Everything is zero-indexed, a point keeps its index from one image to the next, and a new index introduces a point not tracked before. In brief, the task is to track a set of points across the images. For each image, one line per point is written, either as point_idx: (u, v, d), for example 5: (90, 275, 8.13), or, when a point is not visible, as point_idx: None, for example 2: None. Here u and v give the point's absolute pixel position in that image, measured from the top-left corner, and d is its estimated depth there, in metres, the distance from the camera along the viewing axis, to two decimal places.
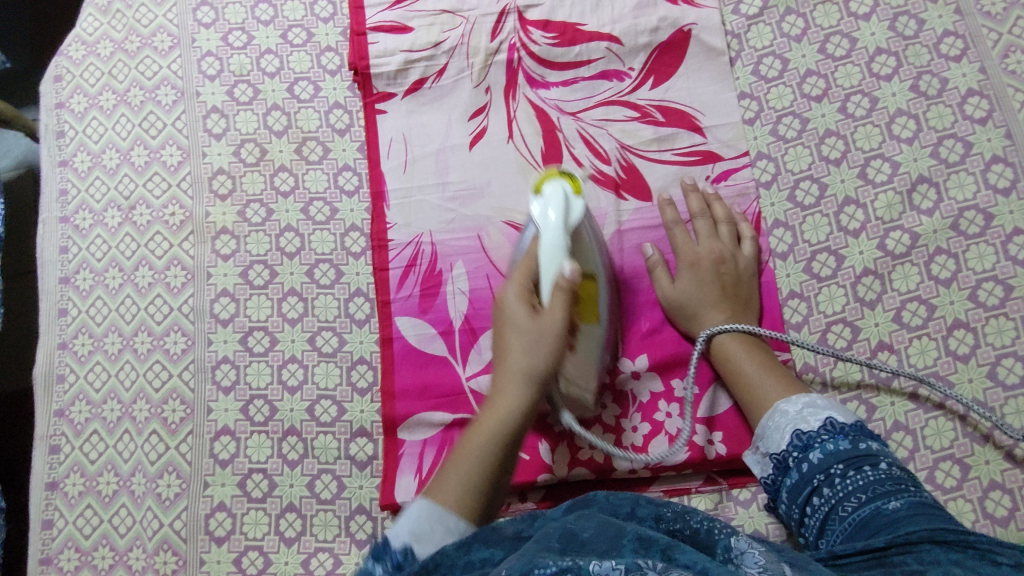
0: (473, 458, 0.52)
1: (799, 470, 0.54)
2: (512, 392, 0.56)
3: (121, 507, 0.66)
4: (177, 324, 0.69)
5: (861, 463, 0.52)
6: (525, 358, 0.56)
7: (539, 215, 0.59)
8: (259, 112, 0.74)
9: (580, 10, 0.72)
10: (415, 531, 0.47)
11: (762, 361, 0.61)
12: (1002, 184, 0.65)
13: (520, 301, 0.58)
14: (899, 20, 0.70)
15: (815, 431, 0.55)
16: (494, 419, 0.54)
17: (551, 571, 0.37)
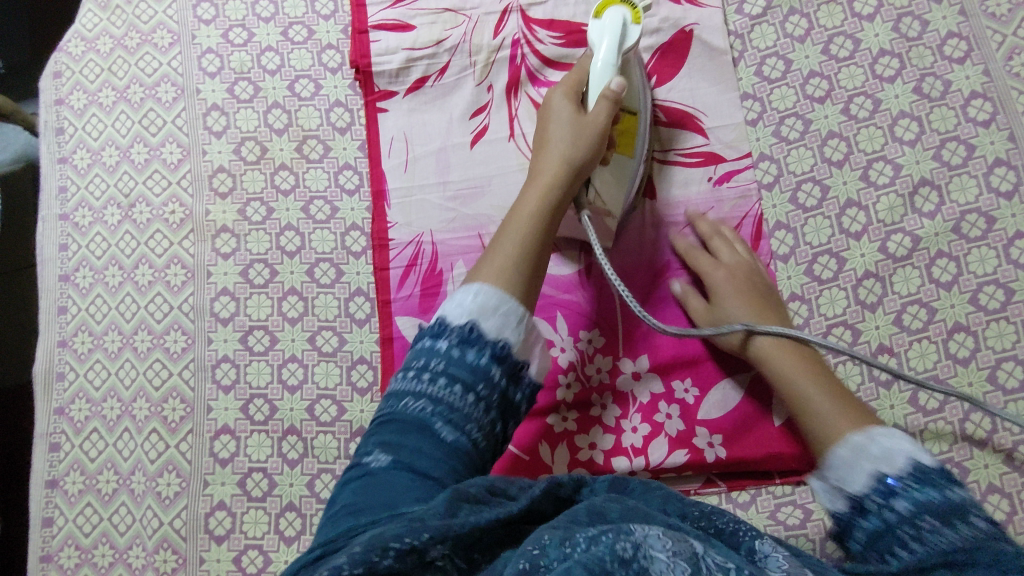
0: (514, 254, 0.55)
1: (880, 516, 0.47)
2: (554, 179, 0.59)
3: (121, 505, 0.66)
4: (176, 323, 0.69)
5: (951, 517, 0.44)
6: (566, 148, 0.60)
7: (596, 35, 0.62)
8: (260, 110, 0.73)
9: (584, 9, 0.72)
10: (475, 309, 0.52)
11: (813, 376, 0.57)
12: (1004, 188, 0.64)
13: (567, 99, 0.62)
14: (903, 21, 0.69)
15: (901, 473, 0.47)
16: (536, 202, 0.58)
17: (591, 531, 0.37)
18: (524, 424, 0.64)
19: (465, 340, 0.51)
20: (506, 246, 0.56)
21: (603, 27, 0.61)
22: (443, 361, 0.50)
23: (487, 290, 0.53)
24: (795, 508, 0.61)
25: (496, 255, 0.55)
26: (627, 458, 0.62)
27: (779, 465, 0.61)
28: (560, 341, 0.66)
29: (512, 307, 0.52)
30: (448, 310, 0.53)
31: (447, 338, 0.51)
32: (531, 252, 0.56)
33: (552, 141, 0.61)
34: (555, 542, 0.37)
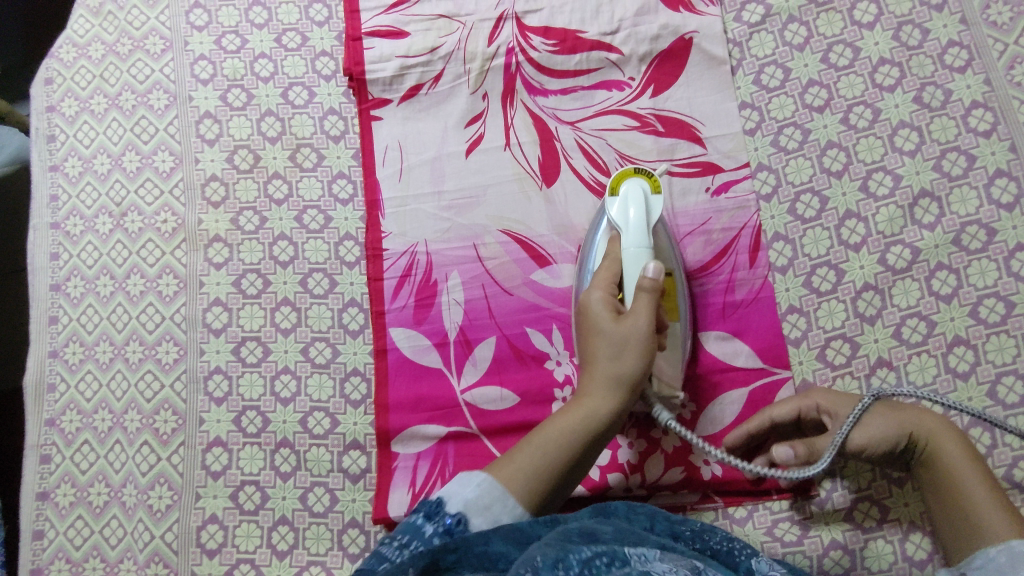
0: (549, 465, 0.51)
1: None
2: (598, 397, 0.54)
3: (112, 518, 0.65)
4: (168, 333, 0.69)
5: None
6: (611, 365, 0.55)
7: (618, 212, 0.61)
8: (253, 118, 0.73)
9: (581, 16, 0.71)
10: (471, 499, 0.49)
11: (962, 465, 0.54)
12: (1005, 199, 0.64)
13: (605, 301, 0.57)
14: (903, 29, 0.68)
15: None
16: (576, 420, 0.53)
17: (586, 554, 0.39)
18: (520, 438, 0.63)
19: (449, 530, 0.48)
20: (535, 454, 0.52)
21: (627, 212, 0.60)
22: (418, 542, 0.47)
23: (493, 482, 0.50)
24: (791, 524, 0.60)
25: (523, 450, 0.52)
26: (623, 474, 0.62)
27: (777, 481, 0.60)
28: (556, 355, 0.65)
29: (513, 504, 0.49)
30: (451, 492, 0.49)
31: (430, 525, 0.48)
32: (565, 454, 0.52)
33: (594, 362, 0.56)
34: (550, 563, 0.38)
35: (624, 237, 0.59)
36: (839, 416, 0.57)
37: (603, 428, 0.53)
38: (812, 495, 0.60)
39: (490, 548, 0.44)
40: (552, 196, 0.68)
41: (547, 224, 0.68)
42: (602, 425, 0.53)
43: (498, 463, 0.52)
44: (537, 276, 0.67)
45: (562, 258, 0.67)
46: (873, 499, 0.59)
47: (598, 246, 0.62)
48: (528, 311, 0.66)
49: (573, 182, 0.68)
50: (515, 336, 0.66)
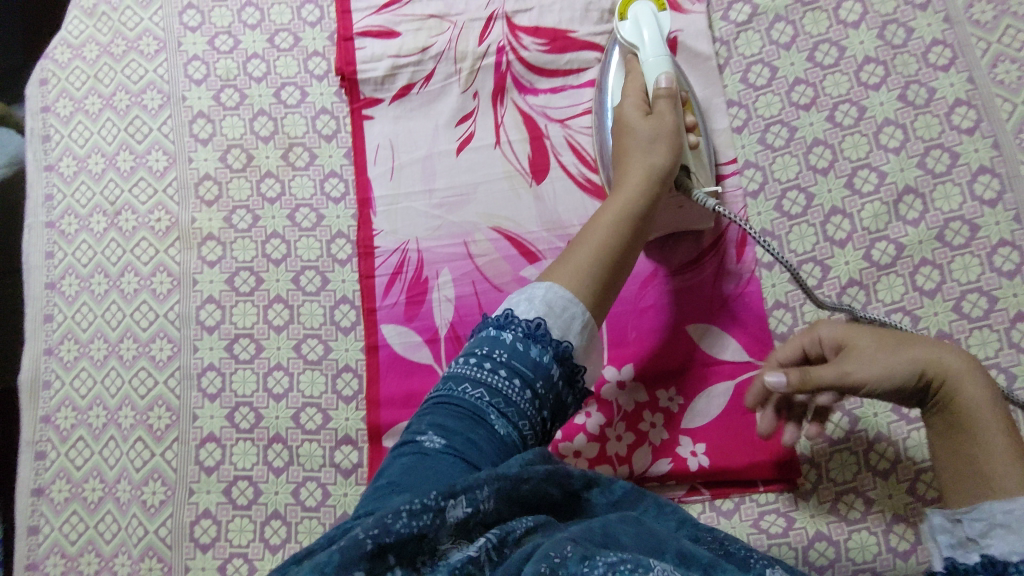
0: (591, 262, 0.55)
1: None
2: (636, 189, 0.58)
3: (107, 513, 0.66)
4: (162, 330, 0.69)
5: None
6: (645, 159, 0.59)
7: (630, 29, 0.65)
8: (246, 117, 0.73)
9: (570, 16, 0.72)
10: (545, 308, 0.52)
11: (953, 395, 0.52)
12: (988, 195, 0.64)
13: (633, 106, 0.62)
14: (888, 29, 0.69)
15: None
16: (615, 214, 0.57)
17: (612, 559, 0.38)
18: None
19: (530, 335, 0.50)
20: (583, 252, 0.55)
21: (638, 23, 0.65)
22: (505, 352, 0.50)
23: (558, 290, 0.53)
24: (778, 516, 0.61)
25: (580, 250, 0.55)
26: (611, 467, 0.63)
27: (763, 473, 0.61)
28: None
29: (579, 309, 0.53)
30: (518, 305, 0.52)
31: (512, 330, 0.51)
32: (609, 249, 0.56)
33: (627, 159, 0.60)
34: (576, 558, 0.37)
35: (640, 51, 0.64)
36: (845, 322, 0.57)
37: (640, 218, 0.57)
38: (798, 486, 0.61)
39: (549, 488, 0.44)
40: (541, 193, 0.69)
41: (536, 221, 0.68)
42: (640, 215, 0.57)
43: (554, 268, 0.55)
44: (526, 272, 0.67)
45: (551, 253, 0.68)
46: (859, 491, 0.60)
47: (613, 78, 0.67)
48: None
49: (562, 179, 0.69)
50: None
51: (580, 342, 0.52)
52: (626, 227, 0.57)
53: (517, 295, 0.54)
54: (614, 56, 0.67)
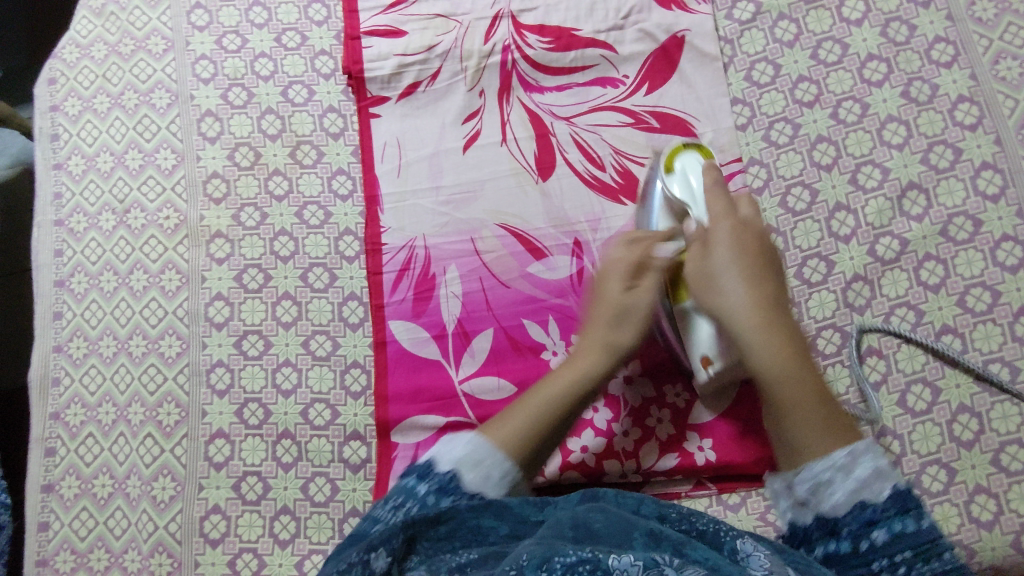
0: (527, 430, 0.51)
1: (851, 536, 0.49)
2: (591, 359, 0.56)
3: (116, 509, 0.66)
4: (171, 327, 0.70)
5: (926, 551, 0.48)
6: (609, 335, 0.57)
7: (679, 187, 0.61)
8: (253, 116, 0.74)
9: (575, 15, 0.73)
10: (463, 457, 0.49)
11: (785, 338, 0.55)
12: (991, 191, 0.65)
13: (619, 275, 0.58)
14: (891, 26, 0.70)
15: (882, 503, 0.49)
16: (557, 389, 0.54)
17: (570, 559, 0.40)
18: None
19: (443, 488, 0.48)
20: (517, 418, 0.52)
21: (688, 179, 0.61)
22: (414, 504, 0.47)
23: (487, 445, 0.49)
24: None
25: (517, 409, 0.53)
26: (619, 462, 0.63)
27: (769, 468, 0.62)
28: (552, 345, 0.66)
29: (504, 460, 0.49)
30: (442, 449, 0.51)
31: (428, 483, 0.48)
32: (540, 423, 0.52)
33: (591, 329, 0.58)
34: (535, 564, 0.40)
35: (691, 207, 0.60)
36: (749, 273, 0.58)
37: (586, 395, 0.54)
38: None
39: (482, 522, 0.47)
40: (547, 190, 0.69)
41: (542, 217, 0.69)
42: (587, 392, 0.54)
43: (490, 424, 0.52)
44: (534, 268, 0.68)
45: (557, 250, 0.68)
46: None
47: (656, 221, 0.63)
48: (525, 304, 0.67)
49: (568, 176, 0.69)
50: (513, 328, 0.67)
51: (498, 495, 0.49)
52: (570, 403, 0.54)
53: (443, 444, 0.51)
54: (654, 199, 0.63)
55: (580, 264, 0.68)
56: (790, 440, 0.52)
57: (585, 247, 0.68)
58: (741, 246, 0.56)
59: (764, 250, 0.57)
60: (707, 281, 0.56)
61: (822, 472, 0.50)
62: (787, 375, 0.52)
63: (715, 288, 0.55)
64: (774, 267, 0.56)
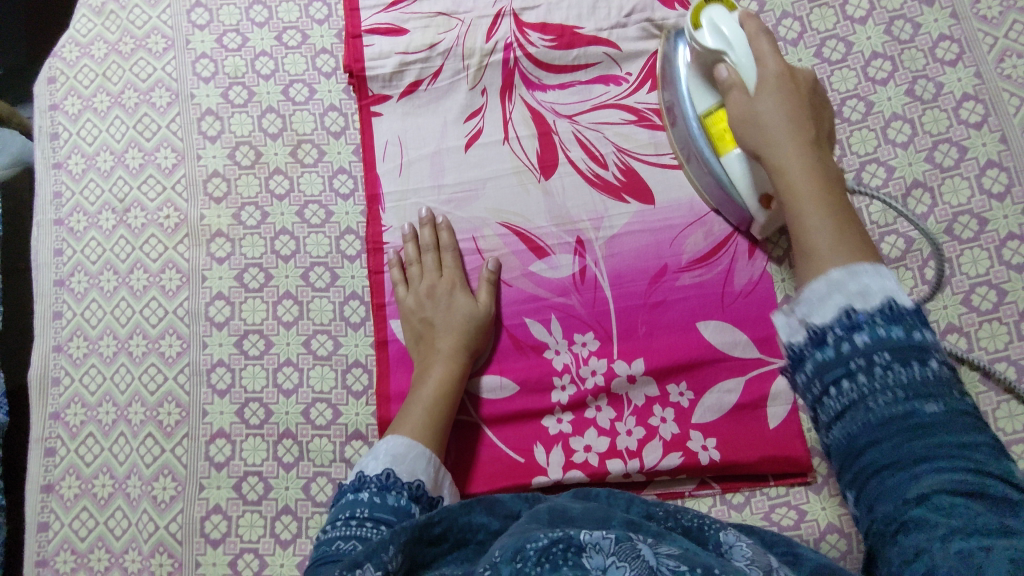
0: (421, 424, 0.60)
1: (836, 347, 0.39)
2: (434, 367, 0.63)
3: (117, 509, 0.66)
4: (172, 327, 0.69)
5: (912, 358, 0.37)
6: (447, 345, 0.64)
7: (709, 35, 0.59)
8: (254, 115, 0.73)
9: (577, 13, 0.72)
10: (388, 461, 0.56)
11: (805, 194, 0.47)
12: (997, 189, 0.65)
13: (459, 286, 0.67)
14: (895, 24, 0.70)
15: (868, 310, 0.38)
16: (433, 388, 0.62)
17: (543, 543, 0.39)
18: (519, 426, 0.65)
19: (384, 487, 0.54)
20: (414, 412, 0.60)
21: (718, 30, 0.59)
22: (367, 508, 0.52)
23: (406, 442, 0.57)
24: (789, 509, 0.61)
25: (411, 409, 0.61)
26: (622, 461, 0.63)
27: (774, 468, 0.62)
28: (554, 344, 0.66)
29: (421, 451, 0.57)
30: (364, 467, 0.56)
31: (368, 488, 0.53)
32: (430, 423, 0.60)
33: (439, 338, 0.65)
34: (507, 558, 0.39)
35: (728, 53, 0.58)
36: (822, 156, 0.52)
37: (453, 396, 0.62)
38: (808, 480, 0.62)
39: (473, 519, 0.49)
40: (549, 188, 0.69)
41: (544, 215, 0.69)
42: (451, 390, 0.62)
43: (393, 426, 0.60)
44: (537, 267, 0.68)
45: (559, 248, 0.68)
46: None
47: (689, 85, 0.63)
48: (528, 303, 0.67)
49: (571, 175, 0.69)
50: (516, 326, 0.67)
51: (429, 479, 0.57)
52: (455, 392, 0.63)
53: (364, 457, 0.57)
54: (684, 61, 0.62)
55: (583, 263, 0.67)
56: (808, 255, 0.43)
57: (587, 246, 0.68)
58: (782, 86, 0.54)
59: (813, 101, 0.55)
60: (752, 115, 0.54)
61: (835, 278, 0.40)
62: (800, 194, 0.48)
63: (755, 117, 0.54)
64: (822, 123, 0.54)
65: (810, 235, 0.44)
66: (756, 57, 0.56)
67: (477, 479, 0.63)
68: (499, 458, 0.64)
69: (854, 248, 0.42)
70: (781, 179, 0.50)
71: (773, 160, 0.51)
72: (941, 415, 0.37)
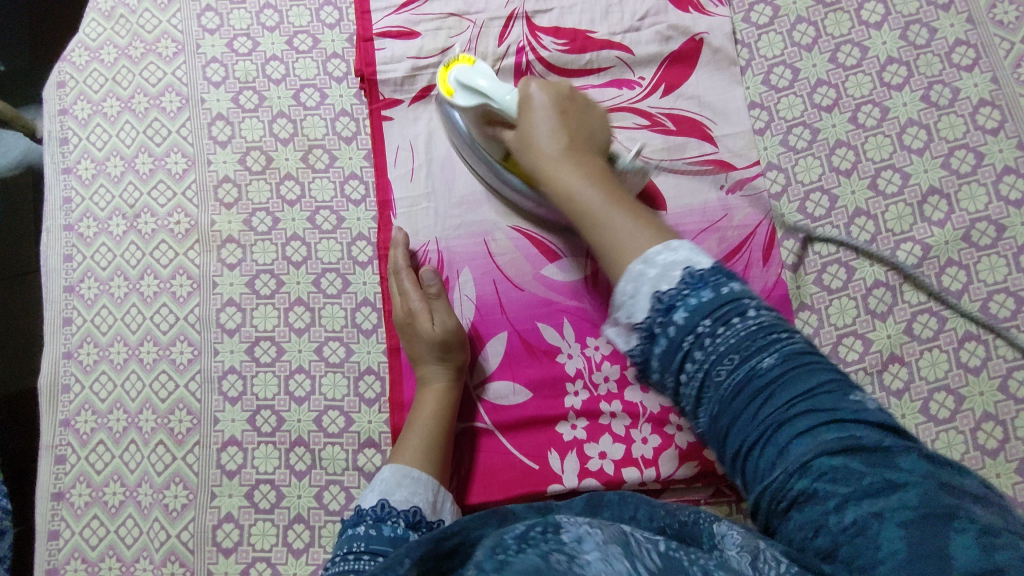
0: (423, 448, 0.60)
1: (666, 335, 0.46)
2: (427, 394, 0.63)
3: (128, 518, 0.65)
4: (182, 334, 0.69)
5: (728, 312, 0.45)
6: (435, 369, 0.63)
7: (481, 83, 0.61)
8: (265, 119, 0.73)
9: (590, 17, 0.72)
10: (383, 489, 0.57)
11: (596, 205, 0.53)
12: (1013, 196, 0.65)
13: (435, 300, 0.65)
14: (911, 29, 0.69)
15: (675, 287, 0.46)
16: (429, 413, 0.62)
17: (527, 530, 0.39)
18: (533, 433, 0.64)
19: (379, 518, 0.54)
20: (415, 436, 0.60)
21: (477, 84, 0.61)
22: (363, 542, 0.52)
23: (402, 468, 0.58)
24: None
25: (413, 433, 0.61)
26: (638, 469, 0.62)
27: None
28: (568, 349, 0.66)
29: (421, 476, 0.58)
30: (364, 500, 0.57)
31: (364, 522, 0.54)
32: (429, 450, 0.60)
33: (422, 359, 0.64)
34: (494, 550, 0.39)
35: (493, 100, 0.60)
36: (589, 143, 0.58)
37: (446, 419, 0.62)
38: None
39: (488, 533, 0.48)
40: None
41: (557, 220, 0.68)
42: (443, 413, 0.62)
43: (396, 451, 0.60)
44: (547, 271, 0.67)
45: (572, 252, 0.67)
46: None
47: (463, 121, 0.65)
48: (540, 307, 0.66)
49: None
50: (528, 331, 0.66)
51: (428, 503, 0.57)
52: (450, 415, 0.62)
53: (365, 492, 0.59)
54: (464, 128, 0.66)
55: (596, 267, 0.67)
56: (612, 252, 0.50)
57: None
58: (558, 109, 0.59)
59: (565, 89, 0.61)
60: (525, 143, 0.59)
61: (650, 260, 0.48)
62: (611, 218, 0.51)
63: (538, 142, 0.58)
64: (582, 103, 0.61)
65: (610, 241, 0.51)
66: (521, 105, 0.60)
67: (491, 487, 0.63)
68: (514, 465, 0.63)
69: (648, 231, 0.50)
70: (590, 224, 0.53)
71: (560, 185, 0.55)
72: (779, 365, 0.44)
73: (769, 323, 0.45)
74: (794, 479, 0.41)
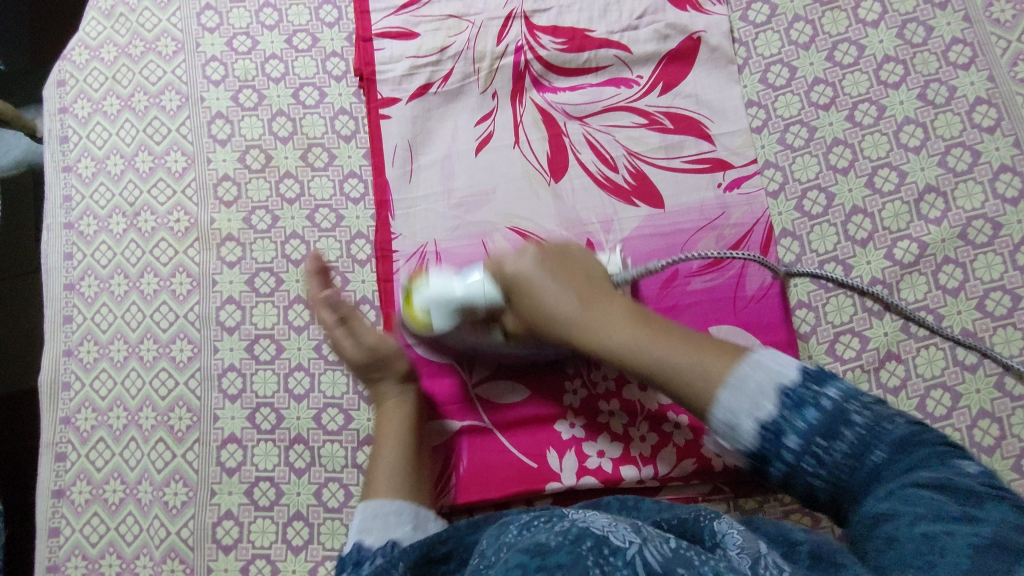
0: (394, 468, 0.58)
1: (781, 460, 0.43)
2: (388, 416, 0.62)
3: (128, 515, 0.66)
4: (182, 331, 0.69)
5: (836, 422, 0.43)
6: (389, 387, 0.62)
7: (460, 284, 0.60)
8: (265, 118, 0.73)
9: (589, 16, 0.72)
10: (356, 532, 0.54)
11: (647, 346, 0.49)
12: (1010, 194, 0.65)
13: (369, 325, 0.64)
14: (908, 27, 0.69)
15: (773, 414, 0.43)
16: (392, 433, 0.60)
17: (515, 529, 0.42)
18: (532, 431, 0.64)
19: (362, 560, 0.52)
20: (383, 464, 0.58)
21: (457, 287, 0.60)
22: None
23: (373, 506, 0.55)
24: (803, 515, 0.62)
25: (382, 461, 0.59)
26: (636, 466, 0.63)
27: None
28: None
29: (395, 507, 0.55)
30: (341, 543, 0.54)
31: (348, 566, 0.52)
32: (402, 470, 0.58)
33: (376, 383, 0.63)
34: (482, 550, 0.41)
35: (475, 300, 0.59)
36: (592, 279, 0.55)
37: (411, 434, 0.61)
38: None
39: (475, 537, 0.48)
40: (560, 191, 0.69)
41: (554, 218, 0.68)
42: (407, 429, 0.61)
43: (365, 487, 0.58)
44: None
45: None
46: None
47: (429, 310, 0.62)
48: None
49: (581, 177, 0.69)
50: None
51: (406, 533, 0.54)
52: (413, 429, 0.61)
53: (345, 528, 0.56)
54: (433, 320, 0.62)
55: None
56: (694, 397, 0.46)
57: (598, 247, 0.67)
58: (552, 264, 0.56)
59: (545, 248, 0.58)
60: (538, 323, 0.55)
61: (726, 398, 0.44)
62: (675, 354, 0.48)
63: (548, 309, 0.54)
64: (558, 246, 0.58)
65: (686, 382, 0.47)
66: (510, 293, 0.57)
67: (489, 485, 0.63)
68: (513, 463, 0.63)
69: (713, 355, 0.47)
70: (651, 375, 0.48)
71: (602, 349, 0.51)
72: (893, 453, 0.42)
73: (877, 415, 0.43)
74: (879, 499, 0.41)
